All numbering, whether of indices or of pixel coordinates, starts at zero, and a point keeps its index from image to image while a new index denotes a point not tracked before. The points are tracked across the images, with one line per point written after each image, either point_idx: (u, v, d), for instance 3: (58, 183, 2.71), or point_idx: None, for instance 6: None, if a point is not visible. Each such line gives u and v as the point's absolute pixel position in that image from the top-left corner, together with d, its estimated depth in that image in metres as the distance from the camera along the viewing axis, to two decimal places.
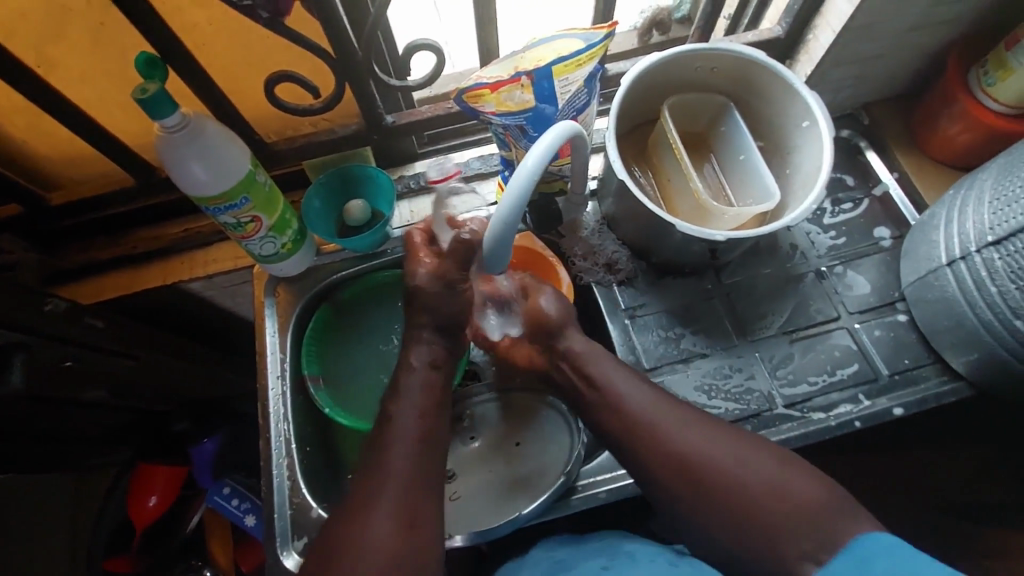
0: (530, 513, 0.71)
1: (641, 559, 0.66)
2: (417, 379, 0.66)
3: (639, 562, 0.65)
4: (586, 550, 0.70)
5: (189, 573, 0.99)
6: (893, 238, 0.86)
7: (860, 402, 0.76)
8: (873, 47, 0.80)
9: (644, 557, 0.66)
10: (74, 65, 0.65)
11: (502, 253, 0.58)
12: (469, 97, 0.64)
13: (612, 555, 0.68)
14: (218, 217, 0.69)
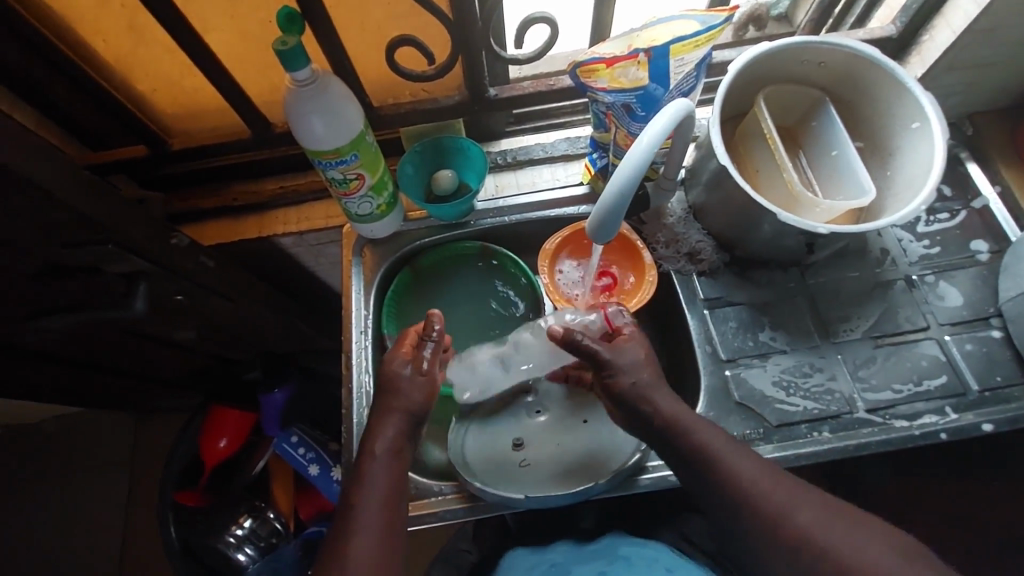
0: (600, 486, 0.72)
1: (638, 565, 0.72)
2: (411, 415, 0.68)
3: (636, 568, 0.71)
4: (583, 554, 0.76)
5: (253, 513, 1.03)
6: (992, 253, 0.83)
7: (946, 414, 0.74)
8: (993, 52, 0.77)
9: (640, 561, 0.72)
10: (216, 17, 0.70)
11: (610, 226, 0.59)
12: (583, 71, 0.67)
13: (610, 558, 0.73)
14: (327, 173, 0.73)
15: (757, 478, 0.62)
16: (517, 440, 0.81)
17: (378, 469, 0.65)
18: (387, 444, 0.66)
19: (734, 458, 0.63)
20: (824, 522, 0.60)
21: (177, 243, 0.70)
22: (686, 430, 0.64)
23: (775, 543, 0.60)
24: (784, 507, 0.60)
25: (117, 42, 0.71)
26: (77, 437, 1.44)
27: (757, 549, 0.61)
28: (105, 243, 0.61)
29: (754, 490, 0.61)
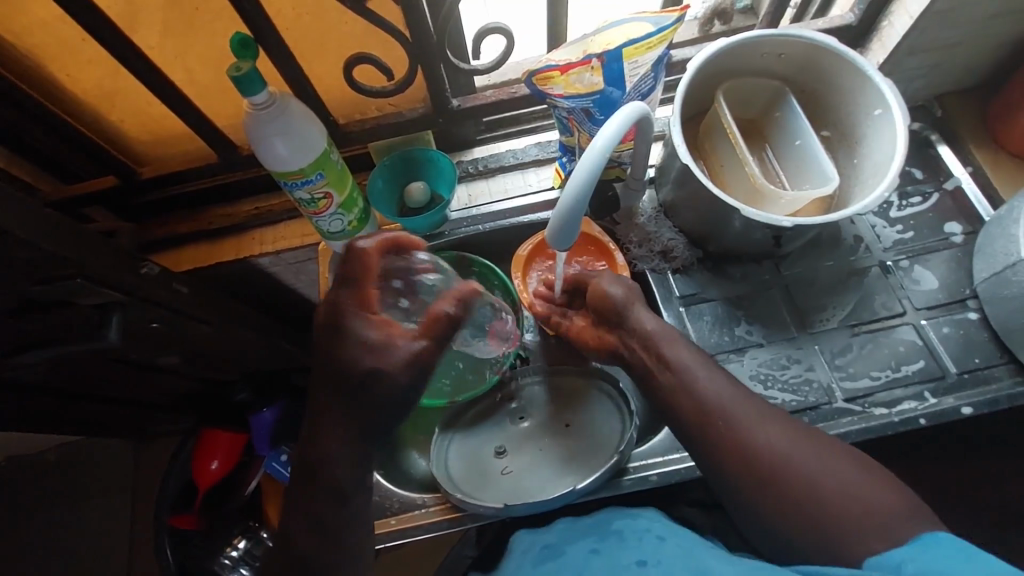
0: (582, 490, 0.72)
1: (630, 538, 0.65)
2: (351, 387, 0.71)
3: (628, 541, 0.64)
4: (577, 531, 0.69)
5: (248, 533, 1.06)
6: (966, 234, 0.82)
7: (925, 399, 0.74)
8: (954, 34, 0.77)
9: (633, 536, 0.65)
10: (174, 46, 0.71)
11: (571, 231, 0.59)
12: (539, 79, 0.66)
13: (600, 535, 0.67)
14: (294, 193, 0.73)
15: (733, 400, 0.63)
16: (500, 448, 0.81)
17: (339, 450, 0.71)
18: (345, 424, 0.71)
19: (716, 383, 0.64)
20: (794, 438, 0.60)
21: (147, 272, 0.71)
22: (658, 348, 0.67)
23: (744, 465, 0.60)
24: (754, 426, 0.61)
25: (80, 76, 0.72)
26: (75, 467, 1.44)
27: (727, 473, 0.61)
28: (73, 278, 0.62)
29: (728, 409, 0.62)
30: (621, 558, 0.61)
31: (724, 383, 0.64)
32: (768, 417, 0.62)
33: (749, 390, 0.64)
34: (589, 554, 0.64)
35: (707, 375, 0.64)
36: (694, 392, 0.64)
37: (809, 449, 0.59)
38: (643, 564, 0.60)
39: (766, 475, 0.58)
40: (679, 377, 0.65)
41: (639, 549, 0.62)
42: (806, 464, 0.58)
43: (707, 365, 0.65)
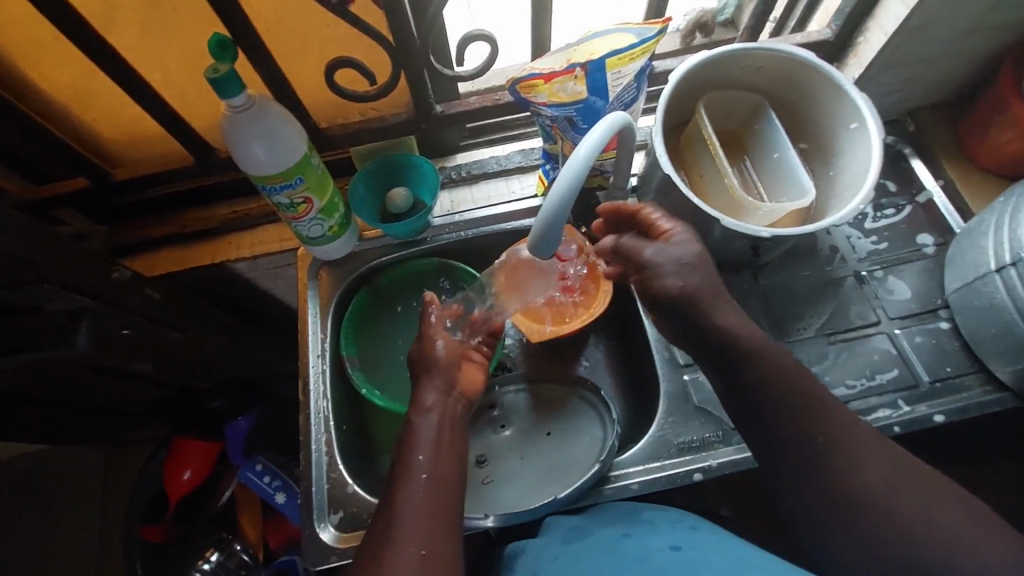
0: (562, 499, 0.71)
1: (660, 525, 0.64)
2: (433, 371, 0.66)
3: (660, 528, 0.63)
4: (605, 518, 0.68)
5: (221, 546, 1.03)
6: (937, 246, 0.85)
7: (899, 407, 0.75)
8: (925, 52, 0.79)
9: (664, 524, 0.64)
10: (149, 46, 0.69)
11: (554, 239, 0.59)
12: (522, 87, 0.66)
13: (632, 522, 0.66)
14: (272, 197, 0.71)
15: (833, 424, 0.60)
16: (481, 457, 0.80)
17: (425, 423, 0.63)
18: (432, 400, 0.64)
19: (816, 400, 0.61)
20: (890, 469, 0.58)
21: (118, 277, 0.70)
22: (750, 360, 0.62)
23: (837, 490, 0.58)
24: (848, 451, 0.58)
25: (50, 76, 0.70)
26: (38, 476, 1.38)
27: (812, 498, 0.59)
28: (39, 283, 0.60)
29: (825, 431, 0.59)
30: (656, 539, 0.61)
31: (822, 402, 0.61)
32: (863, 442, 0.59)
33: (841, 405, 0.62)
34: (620, 536, 0.63)
35: (808, 393, 0.61)
36: (790, 395, 0.61)
37: (913, 484, 0.57)
38: (678, 548, 0.58)
39: (864, 502, 0.57)
40: (780, 391, 0.61)
41: (673, 536, 0.61)
42: (906, 500, 0.56)
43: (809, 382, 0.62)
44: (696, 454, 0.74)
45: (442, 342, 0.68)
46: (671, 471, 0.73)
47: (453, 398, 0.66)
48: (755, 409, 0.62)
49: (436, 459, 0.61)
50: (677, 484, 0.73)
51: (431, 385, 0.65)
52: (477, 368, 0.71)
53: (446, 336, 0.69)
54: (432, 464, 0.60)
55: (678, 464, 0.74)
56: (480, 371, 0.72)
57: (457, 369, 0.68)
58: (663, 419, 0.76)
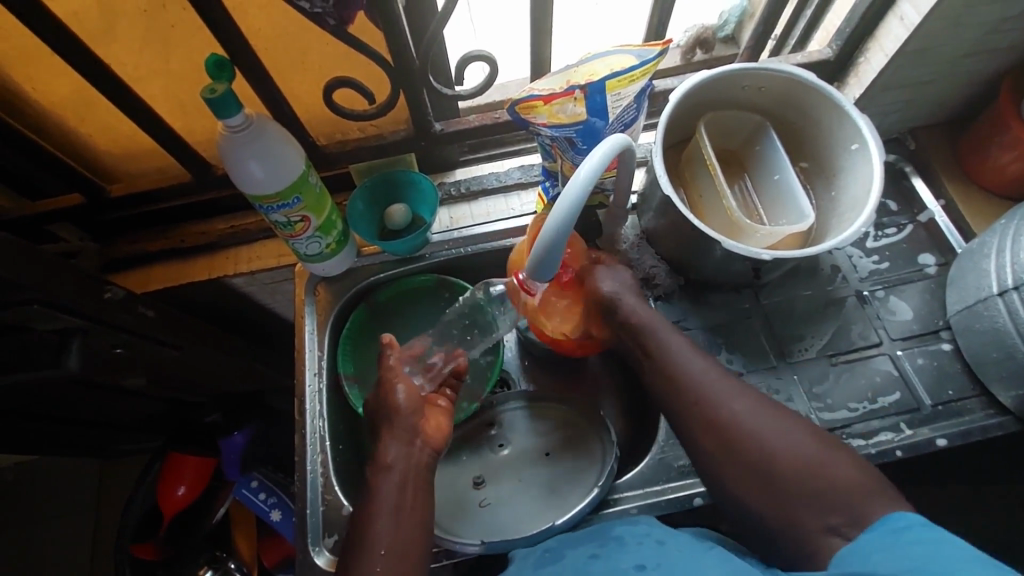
0: (562, 524, 0.70)
1: (629, 542, 0.62)
2: (391, 421, 0.66)
3: (628, 545, 0.61)
4: (577, 537, 0.66)
5: (214, 565, 1.02)
6: (939, 266, 0.84)
7: (901, 431, 0.75)
8: (926, 72, 0.79)
9: (633, 541, 0.62)
10: (145, 63, 0.69)
11: (551, 264, 0.58)
12: (522, 107, 0.66)
13: (601, 542, 0.64)
14: (269, 215, 0.71)
15: (726, 390, 0.64)
16: (479, 479, 0.79)
17: (387, 481, 0.63)
18: (396, 459, 0.64)
19: (706, 373, 0.65)
20: (781, 422, 0.62)
21: (110, 296, 0.69)
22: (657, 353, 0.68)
23: (710, 440, 0.62)
24: (741, 414, 0.62)
25: (46, 91, 0.69)
26: (33, 486, 1.37)
27: (727, 466, 0.61)
28: (30, 303, 0.59)
29: (720, 400, 0.63)
30: (621, 561, 0.58)
31: (715, 372, 0.66)
32: (757, 404, 0.63)
33: (740, 379, 0.66)
34: (588, 559, 0.61)
35: (698, 368, 0.66)
36: (679, 380, 0.66)
37: (800, 435, 0.61)
38: (641, 569, 0.56)
39: (726, 442, 0.62)
40: (677, 374, 0.66)
41: (639, 553, 0.59)
42: (800, 449, 0.60)
43: (700, 356, 0.67)
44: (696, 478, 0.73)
45: (403, 389, 0.68)
46: (672, 495, 0.72)
47: (418, 448, 0.66)
48: (663, 392, 0.67)
49: (393, 519, 0.61)
50: (676, 509, 0.72)
51: (393, 439, 0.66)
52: (442, 412, 0.71)
53: (407, 381, 0.69)
54: (388, 525, 0.60)
55: (679, 488, 0.73)
56: (445, 416, 0.70)
57: (420, 417, 0.68)
58: (663, 441, 0.76)
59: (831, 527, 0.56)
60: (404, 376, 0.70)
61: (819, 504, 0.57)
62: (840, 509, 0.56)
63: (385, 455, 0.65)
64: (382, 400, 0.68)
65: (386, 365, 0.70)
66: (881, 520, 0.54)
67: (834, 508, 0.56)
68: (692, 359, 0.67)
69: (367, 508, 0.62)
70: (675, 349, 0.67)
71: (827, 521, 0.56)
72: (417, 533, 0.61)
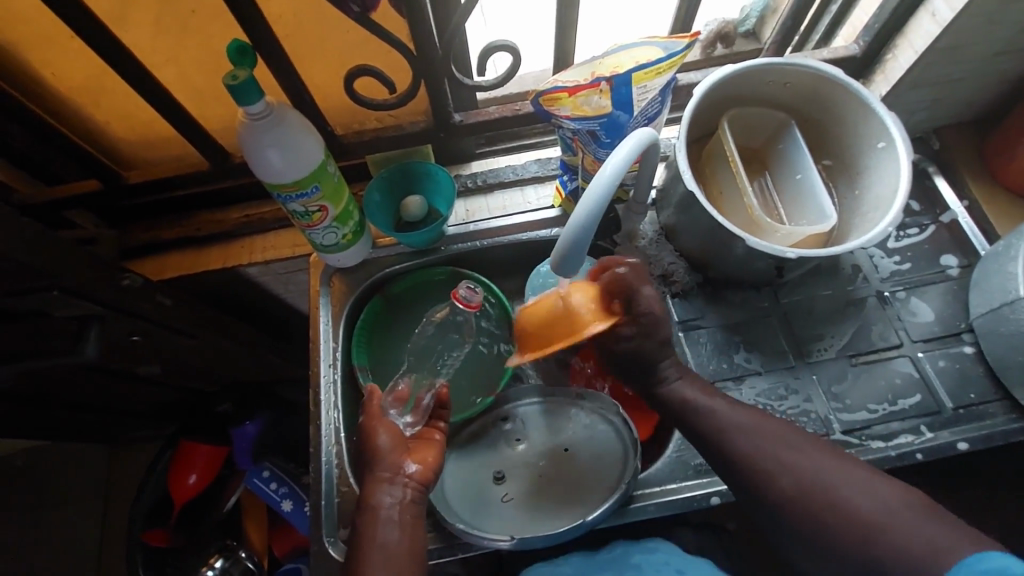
0: (593, 520, 0.70)
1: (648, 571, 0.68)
2: (372, 462, 0.66)
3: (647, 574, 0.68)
4: (595, 562, 0.71)
5: (225, 552, 0.99)
6: (962, 267, 0.83)
7: (922, 433, 0.74)
8: (955, 70, 0.78)
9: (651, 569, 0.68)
10: (166, 49, 0.68)
11: (575, 259, 0.58)
12: (545, 99, 0.65)
13: (620, 569, 0.70)
14: (287, 205, 0.70)
15: (778, 446, 0.63)
16: (498, 474, 0.78)
17: (388, 521, 0.62)
18: (387, 501, 0.63)
19: (755, 430, 0.64)
20: (845, 479, 0.59)
21: (128, 284, 0.69)
22: (700, 411, 0.67)
23: (761, 500, 0.62)
24: (791, 472, 0.61)
25: (65, 76, 0.69)
26: (43, 470, 1.38)
27: (784, 527, 0.61)
28: (50, 290, 0.59)
29: (770, 458, 0.62)
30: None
31: (766, 427, 0.64)
32: (813, 459, 0.61)
33: (794, 429, 0.64)
34: None
35: (748, 425, 0.64)
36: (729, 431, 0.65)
37: (864, 492, 0.58)
38: None
39: (783, 504, 0.60)
40: (722, 432, 0.65)
41: None
42: (864, 510, 0.57)
43: (748, 411, 0.66)
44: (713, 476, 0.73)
45: (384, 435, 0.67)
46: (688, 493, 0.72)
47: (402, 484, 0.65)
48: (708, 450, 0.66)
49: (386, 557, 0.60)
50: (693, 507, 0.71)
51: (378, 482, 0.64)
52: (433, 446, 0.69)
53: (388, 424, 0.68)
54: (386, 560, 0.60)
55: (695, 486, 0.73)
56: (436, 450, 0.69)
57: (404, 454, 0.67)
58: (680, 439, 0.76)
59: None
60: (383, 419, 0.69)
61: (883, 561, 0.55)
62: (916, 572, 0.53)
63: (379, 498, 0.63)
64: (364, 444, 0.67)
65: (366, 410, 0.69)
66: (949, 567, 0.51)
67: (904, 570, 0.53)
68: (733, 418, 0.66)
69: (363, 535, 0.62)
70: (720, 409, 0.66)
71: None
72: (410, 562, 0.61)
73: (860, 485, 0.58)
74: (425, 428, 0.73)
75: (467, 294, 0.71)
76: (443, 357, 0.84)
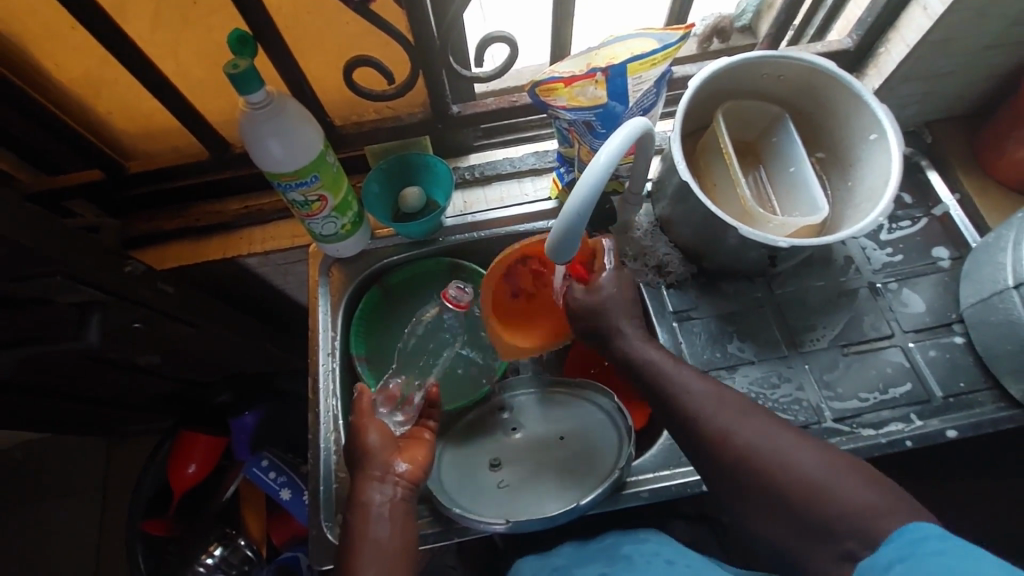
0: (587, 504, 0.71)
1: (638, 562, 0.68)
2: (363, 461, 0.67)
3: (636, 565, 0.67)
4: (583, 553, 0.72)
5: (224, 540, 1.01)
6: (953, 259, 0.84)
7: (911, 421, 0.75)
8: (947, 64, 0.79)
9: (641, 560, 0.68)
10: (168, 40, 0.69)
11: (570, 246, 0.58)
12: (541, 90, 0.67)
13: (610, 559, 0.69)
14: (287, 194, 0.71)
15: (734, 411, 0.63)
16: (494, 461, 0.79)
17: (381, 517, 0.63)
18: (377, 498, 0.65)
19: (712, 396, 0.64)
20: (794, 447, 0.60)
21: (129, 272, 0.70)
22: (659, 375, 0.67)
23: (713, 466, 0.63)
24: (744, 440, 0.61)
25: (69, 67, 0.69)
26: (44, 462, 1.39)
27: (735, 495, 0.62)
28: (54, 275, 0.60)
29: (724, 422, 0.63)
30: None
31: (721, 394, 0.65)
32: (765, 427, 0.62)
33: (742, 397, 0.65)
34: None
35: (704, 390, 0.65)
36: (683, 409, 0.65)
37: (812, 459, 0.59)
38: None
39: (736, 471, 0.61)
40: (678, 397, 0.65)
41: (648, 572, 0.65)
42: (812, 477, 0.58)
43: (704, 378, 0.66)
44: None
45: (373, 435, 0.68)
46: (682, 480, 0.73)
47: (393, 482, 0.66)
48: (665, 416, 0.67)
49: (377, 551, 0.62)
50: (687, 493, 0.73)
51: (369, 480, 0.66)
52: (425, 445, 0.71)
53: (377, 423, 0.69)
54: (376, 555, 0.61)
55: (688, 473, 0.74)
56: (427, 448, 0.71)
57: (394, 452, 0.68)
58: None
59: (846, 552, 0.55)
60: (373, 417, 0.70)
61: (830, 531, 0.56)
62: (855, 534, 0.55)
63: (370, 496, 0.64)
64: (354, 443, 0.68)
65: (357, 410, 0.70)
66: (892, 536, 0.53)
67: (851, 533, 0.55)
68: (685, 381, 0.66)
69: (354, 532, 0.63)
70: (677, 375, 0.67)
71: (843, 548, 0.56)
72: (401, 556, 0.62)
73: (808, 450, 0.60)
74: (415, 427, 0.74)
75: (457, 293, 0.75)
76: (433, 357, 0.87)
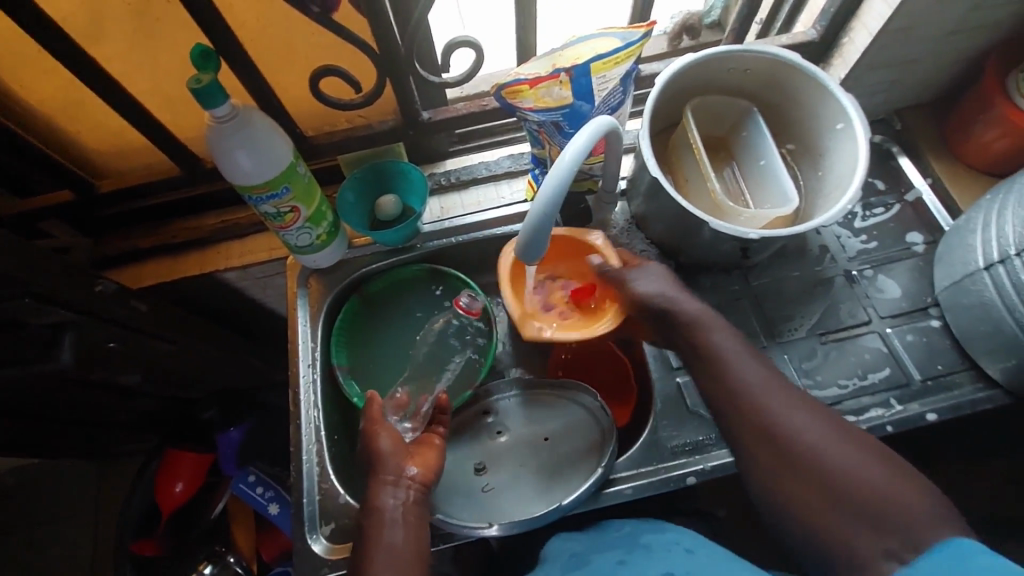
0: (569, 504, 0.71)
1: (656, 549, 0.66)
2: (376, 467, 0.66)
3: (655, 553, 0.65)
4: (606, 541, 0.70)
5: (213, 559, 1.01)
6: (926, 244, 0.85)
7: (892, 406, 0.75)
8: (910, 51, 0.80)
9: (660, 549, 0.66)
10: (132, 57, 0.69)
11: (540, 245, 0.59)
12: (508, 92, 0.67)
13: (629, 548, 0.68)
14: (259, 207, 0.71)
15: (779, 395, 0.62)
16: (480, 465, 0.79)
17: (394, 521, 0.62)
18: (388, 502, 0.63)
19: (760, 376, 0.63)
20: (834, 440, 0.59)
21: (102, 291, 0.69)
22: (709, 347, 0.66)
23: (755, 444, 0.61)
24: (787, 422, 0.60)
25: (33, 89, 0.69)
26: (30, 488, 1.37)
27: (773, 481, 0.59)
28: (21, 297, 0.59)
29: (772, 402, 0.61)
30: (649, 568, 0.63)
31: (768, 378, 0.63)
32: (805, 415, 0.60)
33: (786, 385, 0.64)
34: (616, 565, 0.66)
35: (754, 367, 0.64)
36: (730, 387, 0.64)
37: (853, 452, 0.58)
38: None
39: (776, 454, 0.59)
40: (727, 370, 0.64)
41: (666, 561, 0.64)
42: (854, 470, 0.56)
43: (754, 357, 0.65)
44: (688, 457, 0.74)
45: (386, 439, 0.68)
46: (665, 475, 0.73)
47: (405, 486, 0.65)
48: (709, 397, 0.65)
49: (389, 556, 0.60)
50: (670, 488, 0.73)
51: (381, 484, 0.65)
52: (435, 449, 0.70)
53: (389, 429, 0.69)
54: (388, 561, 0.59)
55: (671, 468, 0.74)
56: (438, 452, 0.70)
57: (406, 457, 0.67)
58: (656, 423, 0.77)
59: (890, 551, 0.52)
60: (386, 423, 0.70)
61: (871, 525, 0.54)
62: (899, 531, 0.53)
63: (381, 501, 0.63)
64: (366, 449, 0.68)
65: (369, 416, 0.70)
66: (939, 541, 0.51)
67: (893, 530, 0.53)
68: (732, 355, 0.65)
69: (365, 538, 0.62)
70: (729, 350, 0.65)
71: (884, 544, 0.53)
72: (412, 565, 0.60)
73: (847, 442, 0.58)
74: (425, 433, 0.74)
75: (468, 301, 0.81)
76: (442, 364, 0.86)
